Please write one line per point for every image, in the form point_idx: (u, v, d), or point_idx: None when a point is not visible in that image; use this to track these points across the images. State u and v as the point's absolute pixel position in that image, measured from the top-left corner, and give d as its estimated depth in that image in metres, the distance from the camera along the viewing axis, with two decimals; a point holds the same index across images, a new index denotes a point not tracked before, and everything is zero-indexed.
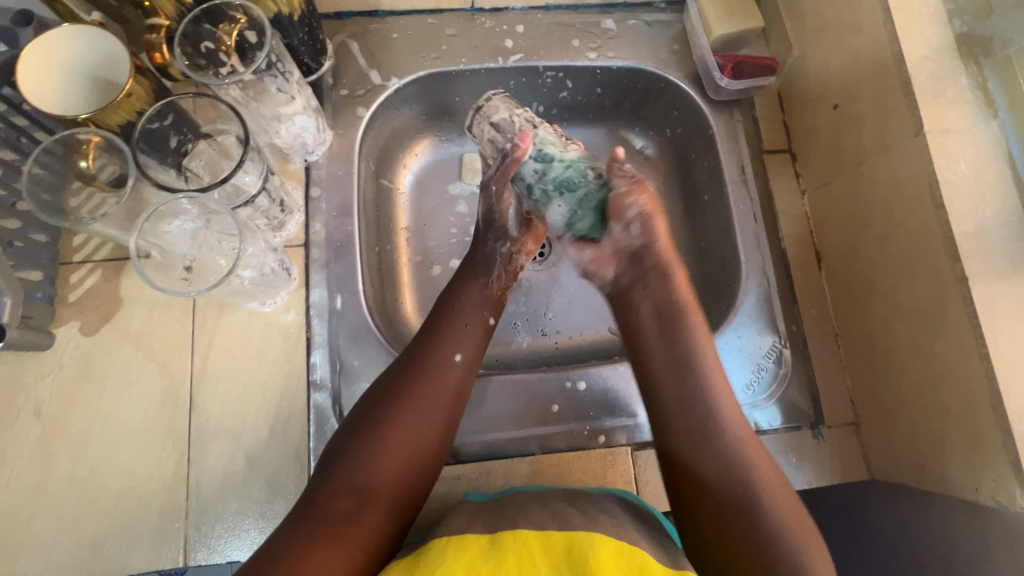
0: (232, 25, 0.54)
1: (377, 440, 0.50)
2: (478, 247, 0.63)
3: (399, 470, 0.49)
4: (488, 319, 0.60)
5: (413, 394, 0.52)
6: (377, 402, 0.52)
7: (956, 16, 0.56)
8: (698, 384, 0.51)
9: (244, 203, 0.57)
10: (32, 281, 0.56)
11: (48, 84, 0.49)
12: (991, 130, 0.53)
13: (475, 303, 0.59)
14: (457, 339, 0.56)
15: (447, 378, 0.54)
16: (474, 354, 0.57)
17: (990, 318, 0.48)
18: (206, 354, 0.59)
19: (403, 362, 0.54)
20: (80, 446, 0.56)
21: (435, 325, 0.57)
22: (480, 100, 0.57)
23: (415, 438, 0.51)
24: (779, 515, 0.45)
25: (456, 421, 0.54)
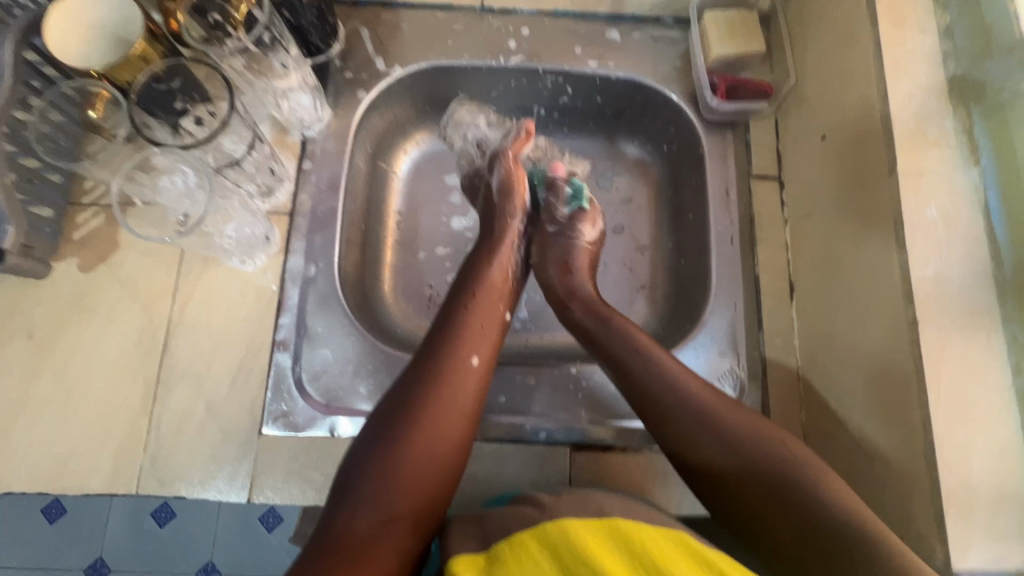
0: (241, 1, 0.58)
1: (398, 456, 0.48)
2: (496, 232, 0.66)
3: (422, 486, 0.49)
4: (504, 313, 0.62)
5: (428, 405, 0.51)
6: (394, 416, 0.50)
7: (951, 58, 0.55)
8: (661, 388, 0.54)
9: (229, 165, 0.60)
10: (42, 217, 0.61)
11: (64, 33, 0.54)
12: (970, 175, 0.52)
13: (488, 305, 0.61)
14: (473, 342, 0.57)
15: (467, 381, 0.54)
16: (491, 354, 0.58)
17: (935, 365, 0.48)
18: (186, 302, 0.64)
19: (418, 371, 0.54)
20: (62, 371, 0.61)
21: (448, 329, 0.57)
22: (454, 110, 0.77)
23: (437, 451, 0.50)
24: (825, 489, 0.46)
25: (475, 423, 0.54)
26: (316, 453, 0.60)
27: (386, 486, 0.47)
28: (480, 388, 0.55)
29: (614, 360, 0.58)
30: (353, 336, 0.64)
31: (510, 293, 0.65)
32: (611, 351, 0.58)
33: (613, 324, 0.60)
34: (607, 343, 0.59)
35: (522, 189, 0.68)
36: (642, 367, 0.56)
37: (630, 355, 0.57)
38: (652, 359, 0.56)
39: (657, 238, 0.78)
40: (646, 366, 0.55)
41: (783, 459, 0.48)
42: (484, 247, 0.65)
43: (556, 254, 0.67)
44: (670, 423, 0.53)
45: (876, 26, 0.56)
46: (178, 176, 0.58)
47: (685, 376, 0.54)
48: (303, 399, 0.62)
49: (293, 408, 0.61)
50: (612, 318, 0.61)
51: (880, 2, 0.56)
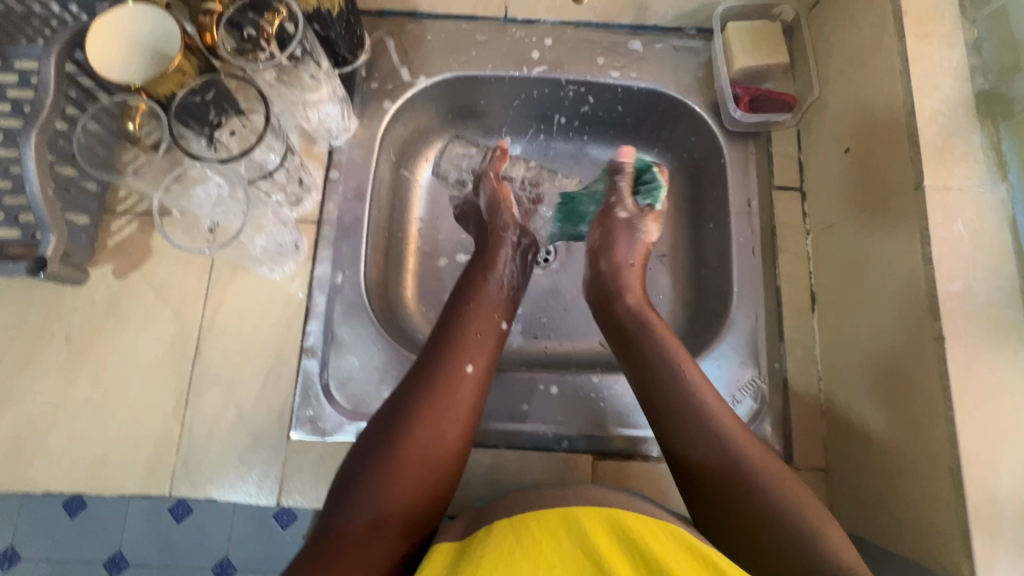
0: (274, 15, 0.59)
1: (393, 459, 0.51)
2: (494, 241, 0.68)
3: (415, 490, 0.51)
4: (500, 324, 0.63)
5: (424, 410, 0.54)
6: (393, 423, 0.53)
7: (978, 73, 0.55)
8: (687, 400, 0.54)
9: (263, 176, 0.60)
10: (79, 224, 0.63)
11: (104, 42, 0.55)
12: (998, 191, 0.52)
13: (485, 315, 0.62)
14: (470, 351, 0.59)
15: (461, 389, 0.56)
16: (487, 363, 0.59)
17: (961, 381, 0.48)
18: (216, 309, 0.65)
19: (416, 379, 0.56)
20: (98, 375, 0.63)
21: (444, 338, 0.59)
22: (441, 147, 0.80)
23: (431, 457, 0.52)
24: (798, 512, 0.48)
25: (470, 431, 0.56)
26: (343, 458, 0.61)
27: (381, 489, 0.50)
28: (475, 396, 0.57)
29: (647, 376, 0.57)
30: (378, 343, 0.65)
31: (509, 301, 0.66)
32: (647, 367, 0.58)
33: (653, 337, 0.60)
34: (644, 355, 0.59)
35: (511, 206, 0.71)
36: (675, 386, 0.55)
37: (667, 373, 0.56)
38: (687, 380, 0.56)
39: (676, 247, 0.79)
40: (679, 384, 0.55)
41: (772, 485, 0.49)
42: (480, 259, 0.67)
43: (619, 250, 0.68)
44: (692, 441, 0.52)
45: (904, 41, 0.56)
46: (211, 184, 0.58)
47: (710, 398, 0.54)
48: (330, 405, 0.63)
49: (320, 414, 0.62)
50: (652, 331, 0.60)
51: (907, 17, 0.56)
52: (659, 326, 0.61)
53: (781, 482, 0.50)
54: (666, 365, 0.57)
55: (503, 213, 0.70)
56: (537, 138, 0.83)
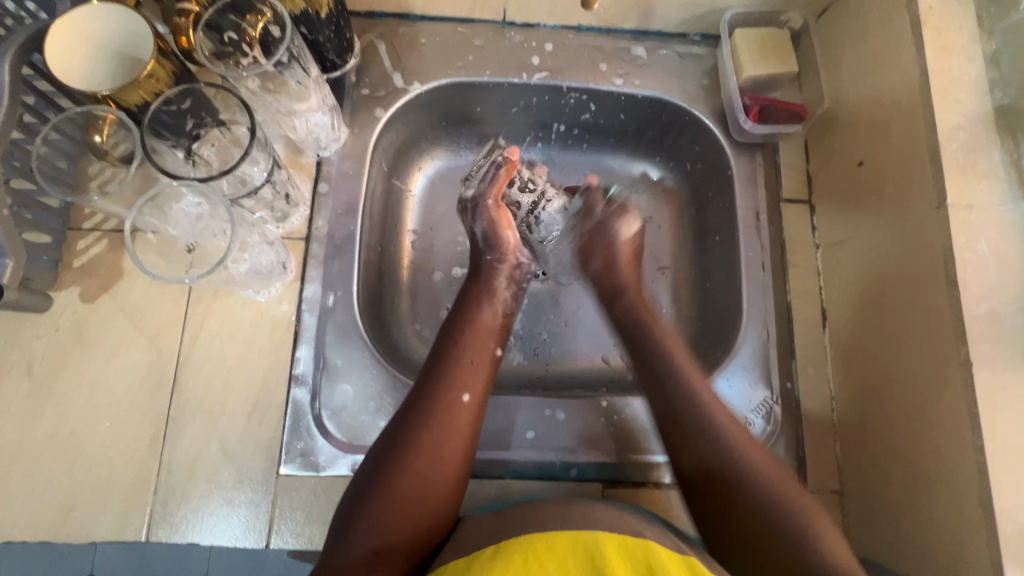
0: (259, 19, 0.55)
1: (390, 492, 0.47)
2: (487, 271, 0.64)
3: (415, 523, 0.47)
4: (496, 351, 0.59)
5: (419, 443, 0.50)
6: (390, 454, 0.49)
7: (998, 86, 0.53)
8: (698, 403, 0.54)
9: (248, 194, 0.56)
10: (38, 244, 0.57)
11: (99, 13, 0.51)
12: (1020, 210, 0.50)
13: (478, 341, 0.58)
14: (465, 378, 0.55)
15: (458, 419, 0.52)
16: (483, 390, 0.55)
17: (990, 410, 0.46)
18: (196, 334, 0.60)
19: (409, 409, 0.52)
20: (63, 409, 0.57)
21: (438, 365, 0.56)
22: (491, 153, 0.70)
23: (430, 489, 0.49)
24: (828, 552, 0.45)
25: (469, 461, 0.53)
26: (337, 494, 0.57)
27: (378, 524, 0.46)
28: (472, 425, 0.53)
29: (662, 396, 0.56)
30: (374, 370, 0.61)
31: (502, 332, 0.62)
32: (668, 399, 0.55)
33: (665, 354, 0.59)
34: (647, 348, 0.60)
35: (510, 232, 0.65)
36: (694, 415, 0.53)
37: (682, 388, 0.55)
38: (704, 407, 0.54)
39: (680, 259, 0.77)
40: (693, 406, 0.54)
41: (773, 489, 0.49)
42: (476, 288, 0.63)
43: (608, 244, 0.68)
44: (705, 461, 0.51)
45: (923, 54, 0.54)
46: (189, 202, 0.53)
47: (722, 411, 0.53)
48: (323, 437, 0.58)
49: (312, 447, 0.58)
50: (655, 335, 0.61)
51: (926, 27, 0.54)
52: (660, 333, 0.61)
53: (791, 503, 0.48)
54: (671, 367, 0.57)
55: (503, 245, 0.65)
56: (535, 146, 0.79)
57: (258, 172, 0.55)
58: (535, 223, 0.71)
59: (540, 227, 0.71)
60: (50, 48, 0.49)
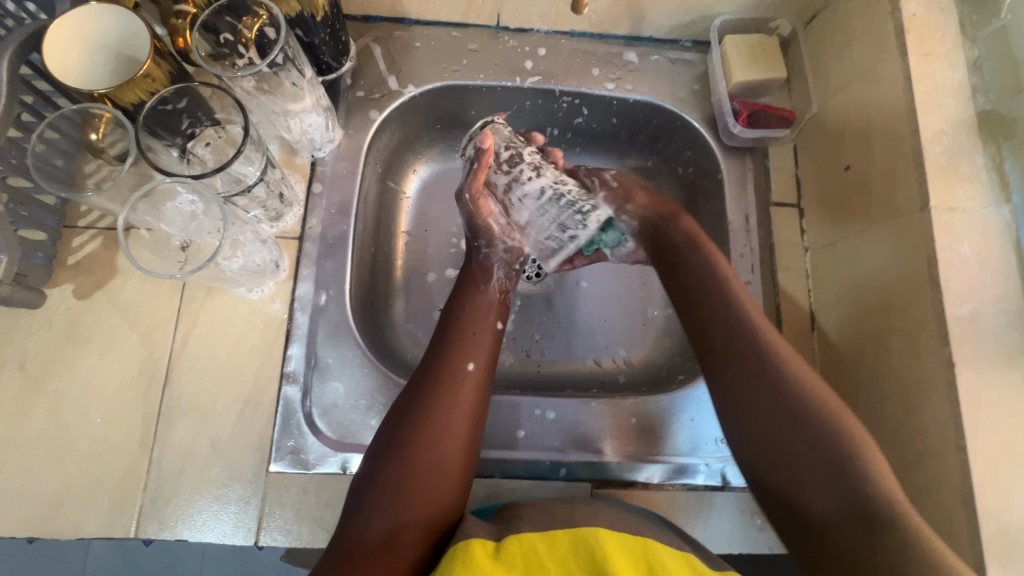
0: (254, 20, 0.56)
1: (405, 466, 0.48)
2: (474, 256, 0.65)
3: (433, 494, 0.48)
4: (496, 325, 0.60)
5: (428, 416, 0.51)
6: (402, 429, 0.50)
7: (980, 92, 0.55)
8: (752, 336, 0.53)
9: (242, 192, 0.56)
10: (34, 242, 0.58)
11: (91, 16, 0.51)
12: (1001, 213, 0.51)
13: (479, 315, 0.59)
14: (469, 351, 0.56)
15: (464, 390, 0.53)
16: (487, 362, 0.56)
17: (972, 408, 0.47)
18: (188, 331, 0.61)
19: (416, 384, 0.53)
20: (55, 405, 0.57)
21: (440, 341, 0.57)
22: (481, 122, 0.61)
23: (445, 461, 0.49)
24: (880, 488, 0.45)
25: (479, 431, 0.53)
26: (327, 492, 0.57)
27: (398, 496, 0.47)
28: (480, 397, 0.54)
29: (717, 333, 0.54)
30: (365, 368, 0.61)
31: (503, 306, 0.63)
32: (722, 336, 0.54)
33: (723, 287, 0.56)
34: (700, 280, 0.57)
35: (491, 213, 0.64)
36: (754, 351, 0.52)
37: (742, 327, 0.53)
38: (766, 343, 0.52)
39: None
40: (749, 336, 0.53)
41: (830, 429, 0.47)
42: (474, 267, 0.64)
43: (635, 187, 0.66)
44: (764, 394, 0.50)
45: (907, 59, 0.55)
46: (183, 201, 0.54)
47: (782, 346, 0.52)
48: (314, 435, 0.59)
49: (302, 445, 0.58)
50: (713, 272, 0.58)
51: (909, 34, 0.56)
52: (722, 266, 0.58)
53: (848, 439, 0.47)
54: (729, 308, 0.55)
55: (488, 229, 0.64)
56: None
57: (252, 171, 0.56)
58: (516, 199, 0.63)
59: (521, 204, 0.63)
60: (47, 48, 0.50)
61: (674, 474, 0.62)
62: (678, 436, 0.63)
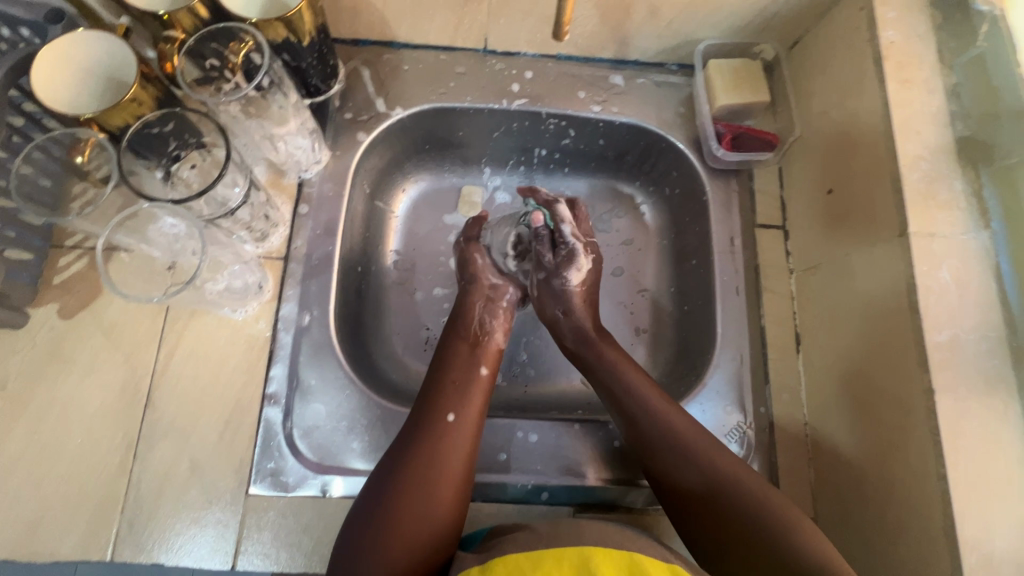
0: (240, 46, 0.56)
1: (383, 519, 0.48)
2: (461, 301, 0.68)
3: (408, 551, 0.47)
4: (480, 371, 0.61)
5: (410, 467, 0.51)
6: (384, 481, 0.51)
7: (959, 118, 0.55)
8: (658, 427, 0.56)
9: (225, 215, 0.56)
10: (20, 262, 0.58)
11: (78, 41, 0.52)
12: (982, 239, 0.51)
13: (465, 364, 0.61)
14: (454, 401, 0.57)
15: (447, 438, 0.54)
16: (472, 409, 0.57)
17: (951, 436, 0.47)
18: (171, 352, 0.61)
19: (402, 435, 0.55)
20: (35, 426, 0.57)
21: (425, 393, 0.58)
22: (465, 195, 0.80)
23: (425, 514, 0.49)
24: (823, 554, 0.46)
25: (466, 479, 0.53)
26: (307, 515, 0.57)
27: (372, 551, 0.47)
28: (465, 447, 0.54)
29: (635, 429, 0.57)
30: (347, 390, 0.61)
31: (492, 355, 0.64)
32: (636, 426, 0.57)
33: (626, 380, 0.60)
34: (606, 381, 0.61)
35: (477, 262, 0.70)
36: (666, 444, 0.55)
37: (645, 412, 0.57)
38: (677, 435, 0.55)
39: (658, 282, 0.77)
40: (654, 421, 0.56)
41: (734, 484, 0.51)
42: (456, 318, 0.67)
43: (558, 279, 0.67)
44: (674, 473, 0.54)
45: (886, 86, 0.56)
46: (165, 224, 0.54)
47: (690, 433, 0.55)
48: (293, 457, 0.59)
49: (282, 467, 0.58)
50: (622, 374, 0.60)
51: (887, 62, 0.56)
52: (622, 360, 0.62)
53: (762, 492, 0.51)
54: (633, 397, 0.58)
55: (473, 272, 0.69)
56: (517, 169, 0.81)
57: (236, 194, 0.56)
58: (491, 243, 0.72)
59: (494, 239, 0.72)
60: (34, 72, 0.51)
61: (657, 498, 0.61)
62: None
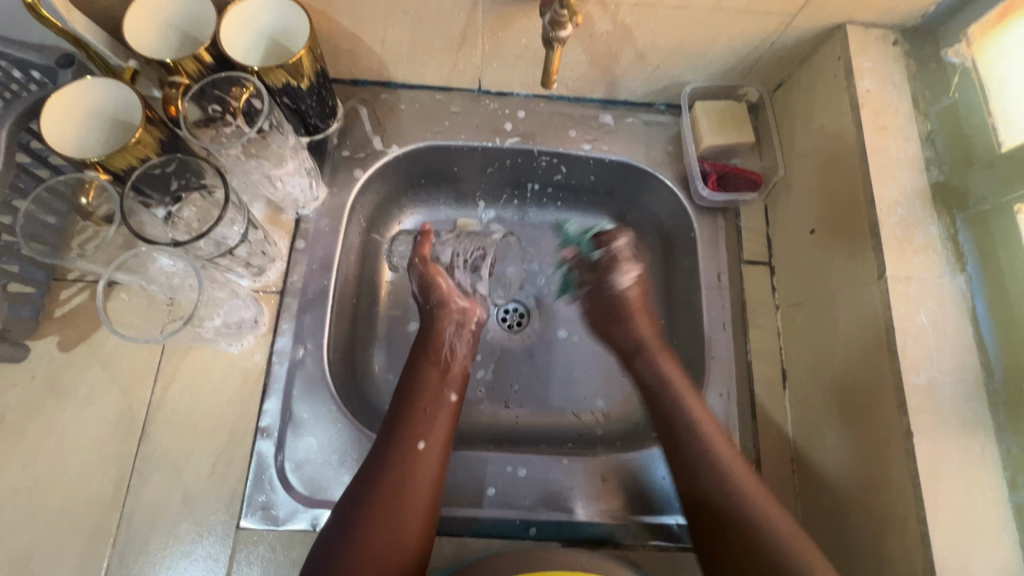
0: (240, 91, 0.58)
1: (350, 553, 0.49)
2: (429, 324, 0.68)
3: None
4: (450, 397, 0.61)
5: (378, 498, 0.52)
6: (351, 514, 0.51)
7: (934, 165, 0.57)
8: (704, 448, 0.57)
9: (225, 253, 0.58)
10: (22, 296, 0.60)
11: (96, 88, 0.55)
12: (958, 283, 0.53)
13: (433, 387, 0.61)
14: (421, 427, 0.57)
15: (416, 467, 0.54)
16: (442, 436, 0.58)
17: (930, 478, 0.48)
18: (168, 385, 0.62)
19: (371, 462, 0.55)
20: (31, 458, 0.58)
21: (393, 418, 0.58)
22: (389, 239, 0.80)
23: (391, 547, 0.50)
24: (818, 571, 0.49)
25: (435, 508, 0.54)
26: (296, 550, 0.57)
27: None
28: (432, 476, 0.55)
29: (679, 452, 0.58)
30: (339, 424, 0.62)
31: (460, 377, 0.65)
32: (689, 462, 0.57)
33: (682, 406, 0.60)
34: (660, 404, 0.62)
35: (441, 280, 0.70)
36: (702, 454, 0.57)
37: (691, 429, 0.59)
38: (721, 456, 0.57)
39: None
40: (699, 443, 0.58)
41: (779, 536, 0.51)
42: (425, 340, 0.66)
43: (618, 296, 0.70)
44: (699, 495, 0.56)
45: (863, 133, 0.58)
46: (165, 263, 0.55)
47: (743, 476, 0.55)
48: (284, 490, 0.59)
49: (273, 500, 0.59)
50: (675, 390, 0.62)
51: (864, 109, 0.59)
52: (675, 377, 0.63)
53: (774, 515, 0.53)
54: (688, 424, 0.59)
55: (439, 292, 0.69)
56: (511, 203, 0.83)
57: (235, 234, 0.58)
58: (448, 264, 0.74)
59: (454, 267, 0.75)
60: (47, 108, 0.53)
61: (646, 532, 0.61)
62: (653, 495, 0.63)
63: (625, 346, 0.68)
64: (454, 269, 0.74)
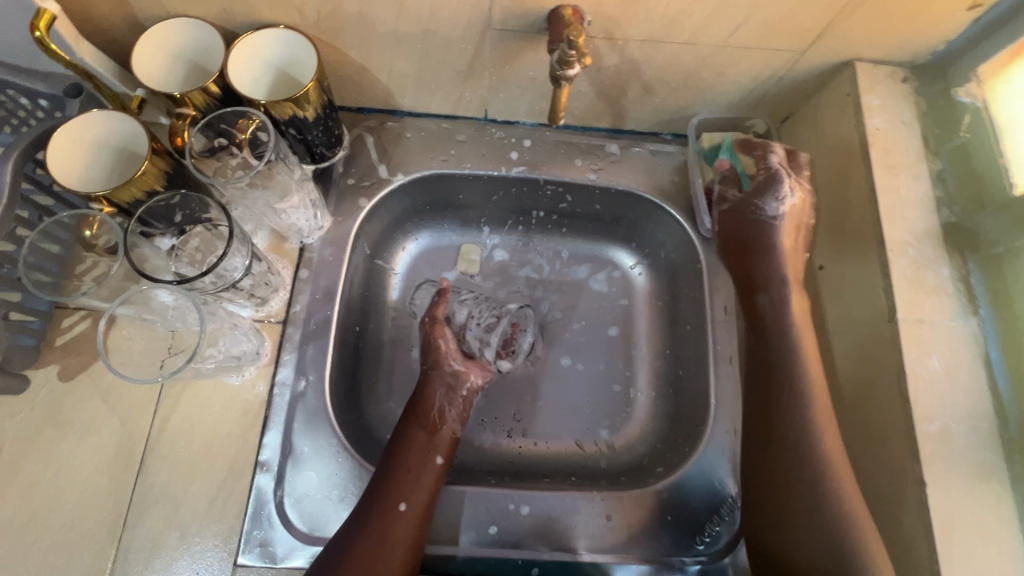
0: (246, 123, 0.58)
1: None
2: (423, 387, 0.66)
3: None
4: (437, 460, 0.61)
5: (353, 562, 0.53)
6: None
7: (944, 205, 0.57)
8: (797, 404, 0.60)
9: (229, 286, 0.58)
10: (23, 326, 0.59)
11: (107, 121, 0.55)
12: (970, 326, 0.52)
13: (419, 450, 0.60)
14: (404, 489, 0.57)
15: (395, 532, 0.55)
16: (424, 499, 0.58)
17: (945, 530, 0.47)
18: (168, 416, 0.61)
19: (353, 522, 0.55)
20: (27, 490, 0.58)
21: (378, 477, 0.58)
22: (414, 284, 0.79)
23: None
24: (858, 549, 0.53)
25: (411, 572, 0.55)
26: None
27: None
28: (409, 541, 0.55)
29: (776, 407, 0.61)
30: (340, 458, 0.62)
31: (450, 443, 0.63)
32: (783, 418, 0.60)
33: (793, 347, 0.63)
34: (778, 349, 0.63)
35: (443, 344, 0.69)
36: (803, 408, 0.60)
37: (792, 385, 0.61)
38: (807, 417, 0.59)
39: (652, 344, 0.78)
40: (796, 394, 0.60)
41: (840, 507, 0.55)
42: (415, 397, 0.65)
43: (756, 228, 0.67)
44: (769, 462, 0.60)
45: (873, 172, 0.57)
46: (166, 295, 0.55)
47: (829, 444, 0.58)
48: (283, 527, 0.59)
49: (271, 537, 0.58)
50: (790, 333, 0.63)
51: (873, 148, 0.58)
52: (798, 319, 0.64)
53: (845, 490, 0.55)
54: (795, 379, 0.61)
55: (437, 353, 0.68)
56: (515, 229, 0.82)
57: (237, 267, 0.58)
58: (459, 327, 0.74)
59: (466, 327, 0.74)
60: (56, 135, 0.53)
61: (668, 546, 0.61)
62: (659, 535, 0.62)
63: (759, 278, 0.67)
64: (463, 337, 0.74)
